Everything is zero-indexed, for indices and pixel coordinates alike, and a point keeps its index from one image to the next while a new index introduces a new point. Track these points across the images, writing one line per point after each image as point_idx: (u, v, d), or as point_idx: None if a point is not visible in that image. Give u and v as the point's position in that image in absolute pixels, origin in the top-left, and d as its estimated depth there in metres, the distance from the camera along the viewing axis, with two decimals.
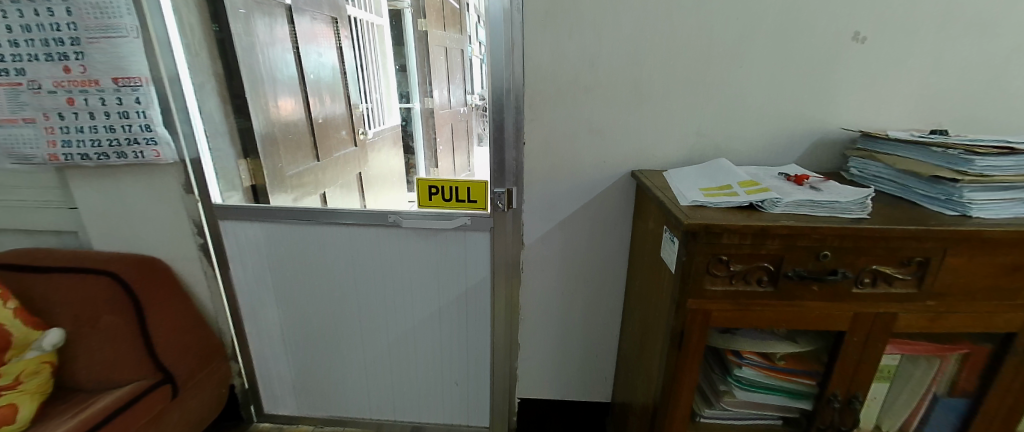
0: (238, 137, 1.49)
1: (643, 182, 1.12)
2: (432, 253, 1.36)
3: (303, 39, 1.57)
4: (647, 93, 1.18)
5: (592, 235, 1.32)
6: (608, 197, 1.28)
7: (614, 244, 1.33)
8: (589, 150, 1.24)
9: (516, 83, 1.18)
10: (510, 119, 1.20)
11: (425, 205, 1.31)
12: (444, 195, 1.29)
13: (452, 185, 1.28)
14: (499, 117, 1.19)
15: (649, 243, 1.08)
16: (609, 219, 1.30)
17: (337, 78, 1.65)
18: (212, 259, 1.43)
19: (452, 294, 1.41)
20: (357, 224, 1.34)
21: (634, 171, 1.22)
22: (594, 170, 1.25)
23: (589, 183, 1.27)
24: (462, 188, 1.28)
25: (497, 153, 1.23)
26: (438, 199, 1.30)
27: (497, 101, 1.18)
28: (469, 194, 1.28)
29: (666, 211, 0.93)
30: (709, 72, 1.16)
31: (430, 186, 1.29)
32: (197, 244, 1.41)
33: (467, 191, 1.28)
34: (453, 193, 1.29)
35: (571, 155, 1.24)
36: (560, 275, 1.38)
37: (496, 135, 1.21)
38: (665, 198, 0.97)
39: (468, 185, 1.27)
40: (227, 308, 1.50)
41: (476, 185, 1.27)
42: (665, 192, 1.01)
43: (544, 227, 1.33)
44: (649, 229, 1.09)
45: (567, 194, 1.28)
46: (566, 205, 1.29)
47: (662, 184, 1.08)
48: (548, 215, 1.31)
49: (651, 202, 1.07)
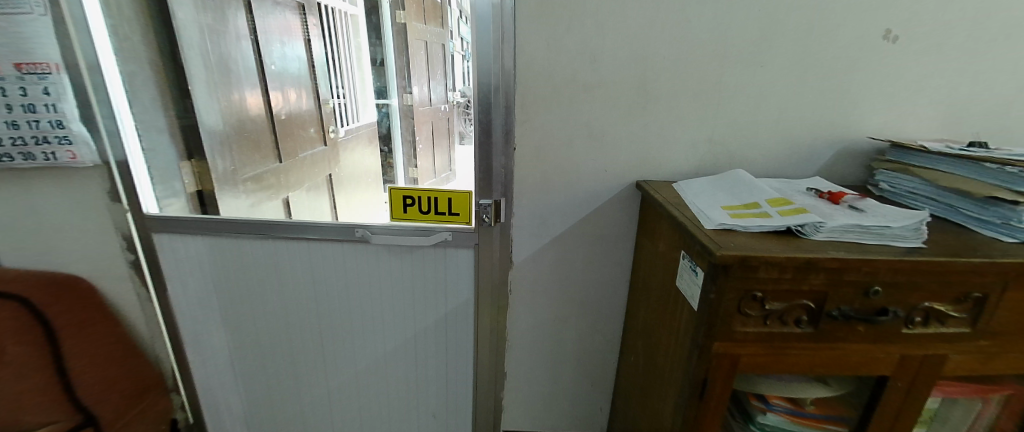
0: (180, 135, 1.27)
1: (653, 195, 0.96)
2: (407, 273, 1.18)
3: (261, 28, 1.40)
4: (656, 93, 1.03)
5: (590, 254, 1.17)
6: (608, 211, 1.13)
7: (613, 263, 1.18)
8: (589, 158, 1.08)
9: (507, 77, 1.01)
10: (497, 120, 1.03)
11: (398, 217, 1.13)
12: (420, 206, 1.11)
13: (429, 196, 1.10)
14: (486, 117, 1.02)
15: (660, 268, 0.93)
16: (609, 236, 1.15)
17: (304, 70, 1.52)
18: (146, 278, 1.22)
19: (429, 319, 1.23)
20: (319, 240, 1.15)
21: (640, 182, 1.07)
22: (594, 181, 1.10)
23: (588, 195, 1.11)
24: (441, 199, 1.10)
25: (483, 160, 1.06)
26: (414, 211, 1.12)
27: (483, 99, 1.01)
28: (450, 206, 1.11)
29: (687, 235, 0.77)
30: (724, 72, 1.02)
31: (404, 196, 1.11)
32: (128, 261, 1.21)
33: (447, 203, 1.10)
34: (431, 205, 1.11)
35: (567, 162, 1.09)
36: (554, 298, 1.22)
37: (481, 138, 1.04)
38: (685, 217, 0.82)
39: (448, 196, 1.10)
40: (166, 334, 1.29)
41: (458, 196, 1.09)
42: (682, 209, 0.86)
43: (535, 244, 1.17)
44: (659, 252, 0.94)
45: (562, 207, 1.13)
46: (560, 219, 1.14)
47: (676, 199, 0.92)
48: (541, 231, 1.15)
49: (664, 219, 0.91)
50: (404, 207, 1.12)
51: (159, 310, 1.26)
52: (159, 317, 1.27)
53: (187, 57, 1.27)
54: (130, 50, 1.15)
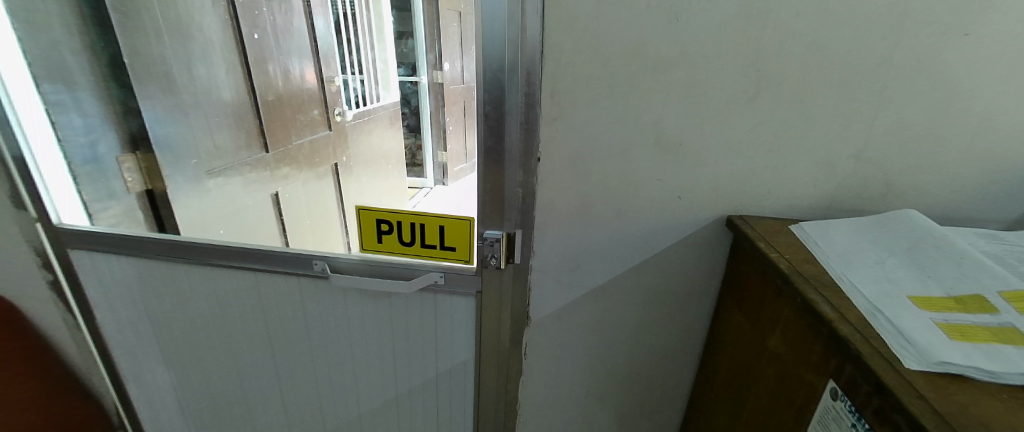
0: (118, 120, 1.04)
1: (767, 254, 0.57)
2: (384, 323, 0.86)
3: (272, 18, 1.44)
4: (772, 79, 0.63)
5: (642, 315, 0.80)
6: (675, 258, 0.75)
7: (677, 330, 0.80)
8: (654, 180, 0.69)
9: (529, 46, 0.63)
10: (514, 113, 0.66)
11: (371, 248, 0.81)
12: (400, 235, 0.78)
13: (412, 221, 0.77)
14: (499, 109, 0.65)
15: (779, 381, 0.55)
16: (674, 292, 0.77)
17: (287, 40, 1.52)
18: (71, 302, 0.97)
19: (414, 381, 0.91)
20: (267, 271, 0.85)
21: (735, 219, 0.68)
22: (658, 215, 0.72)
23: (647, 234, 0.73)
24: (429, 227, 0.76)
25: (490, 175, 0.70)
26: (392, 241, 0.79)
27: (491, 79, 0.64)
28: (442, 237, 0.77)
29: (868, 382, 0.41)
30: (887, 46, 0.61)
31: (377, 220, 0.78)
32: (47, 280, 0.96)
33: (438, 232, 0.77)
34: (415, 234, 0.77)
35: (619, 185, 0.70)
36: (586, 372, 0.86)
37: (489, 140, 0.68)
38: (861, 334, 0.43)
39: (439, 223, 0.76)
40: (103, 367, 1.05)
41: (453, 223, 0.75)
42: (843, 306, 0.47)
43: (561, 300, 0.80)
44: (777, 354, 0.56)
45: (606, 250, 0.75)
46: (602, 265, 0.76)
47: (820, 273, 0.53)
48: (573, 283, 0.78)
49: (792, 304, 0.52)
50: (377, 235, 0.79)
51: (90, 338, 1.01)
52: (92, 347, 1.02)
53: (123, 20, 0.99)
54: (26, 5, 0.86)
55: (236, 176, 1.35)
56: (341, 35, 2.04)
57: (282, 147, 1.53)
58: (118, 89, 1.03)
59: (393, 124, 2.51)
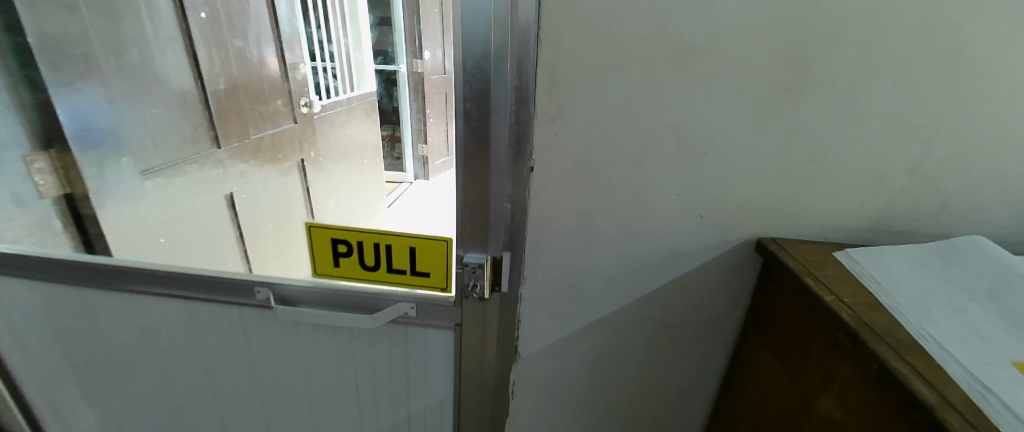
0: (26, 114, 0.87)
1: (823, 297, 0.46)
2: (345, 359, 0.72)
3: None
4: (818, 75, 0.51)
5: (650, 352, 0.68)
6: (691, 287, 0.63)
7: (691, 368, 0.69)
8: (672, 196, 0.57)
9: (520, 27, 0.49)
10: (503, 112, 0.53)
11: (325, 273, 0.67)
12: (362, 258, 0.65)
13: (376, 242, 0.63)
14: (484, 107, 0.52)
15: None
16: (688, 326, 0.66)
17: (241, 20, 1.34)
18: None
19: (382, 423, 0.78)
20: (201, 298, 0.70)
21: (767, 244, 0.57)
22: (673, 237, 0.59)
23: (658, 259, 0.61)
24: (397, 249, 0.63)
25: (472, 188, 0.57)
26: (352, 265, 0.66)
27: (473, 69, 0.51)
28: (413, 261, 0.64)
29: None
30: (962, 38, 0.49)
31: (334, 241, 0.64)
32: None
33: (408, 255, 0.64)
34: (380, 256, 0.64)
35: (628, 203, 0.58)
36: (583, 415, 0.74)
37: (471, 146, 0.55)
38: (978, 428, 0.33)
39: (410, 244, 0.63)
40: (12, 404, 0.89)
41: (427, 245, 0.62)
42: (941, 381, 0.37)
43: (554, 335, 0.68)
44: (834, 422, 0.45)
45: (610, 278, 0.63)
46: (605, 294, 0.64)
47: (894, 327, 0.42)
48: (570, 314, 0.66)
49: (863, 366, 0.42)
50: (334, 257, 0.65)
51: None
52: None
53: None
54: None
55: (182, 175, 1.18)
56: (309, 17, 1.85)
57: (237, 141, 1.36)
58: (24, 76, 0.85)
59: (369, 115, 2.34)
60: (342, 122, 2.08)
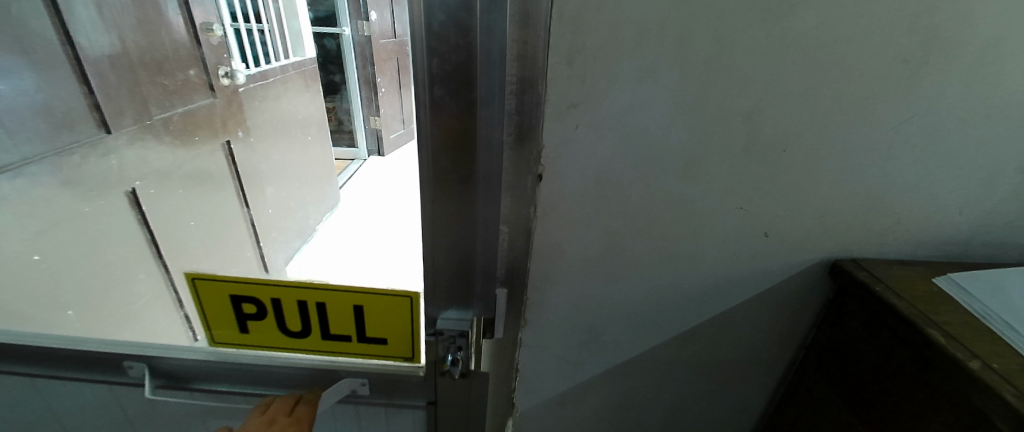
0: None
1: (964, 363, 0.34)
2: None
3: None
4: (948, 42, 0.36)
5: (676, 394, 0.54)
6: (738, 319, 0.49)
7: (725, 409, 0.56)
8: (731, 209, 0.42)
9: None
10: (495, 103, 0.34)
11: (229, 342, 0.51)
12: (281, 320, 0.49)
13: (299, 299, 0.47)
14: (466, 97, 0.33)
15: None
16: (726, 363, 0.52)
17: None
18: None
19: None
20: (49, 377, 0.53)
21: (848, 268, 0.43)
22: (723, 259, 0.45)
23: (701, 287, 0.46)
24: (335, 307, 0.47)
25: (447, 221, 0.39)
26: (267, 329, 0.50)
27: (445, 32, 0.31)
28: (361, 323, 0.47)
29: None
30: None
31: (238, 299, 0.48)
32: None
33: (353, 315, 0.47)
34: (311, 317, 0.48)
35: (671, 220, 0.42)
36: None
37: (444, 159, 0.36)
38: None
39: (355, 302, 0.46)
40: None
41: (378, 302, 0.45)
42: None
43: (563, 383, 0.53)
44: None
45: (636, 314, 0.48)
46: (629, 335, 0.49)
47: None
48: (583, 359, 0.51)
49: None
50: (238, 321, 0.50)
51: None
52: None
53: None
54: None
55: (60, 172, 0.90)
56: None
57: (133, 122, 1.08)
58: None
59: (307, 86, 2.05)
60: (277, 94, 1.80)
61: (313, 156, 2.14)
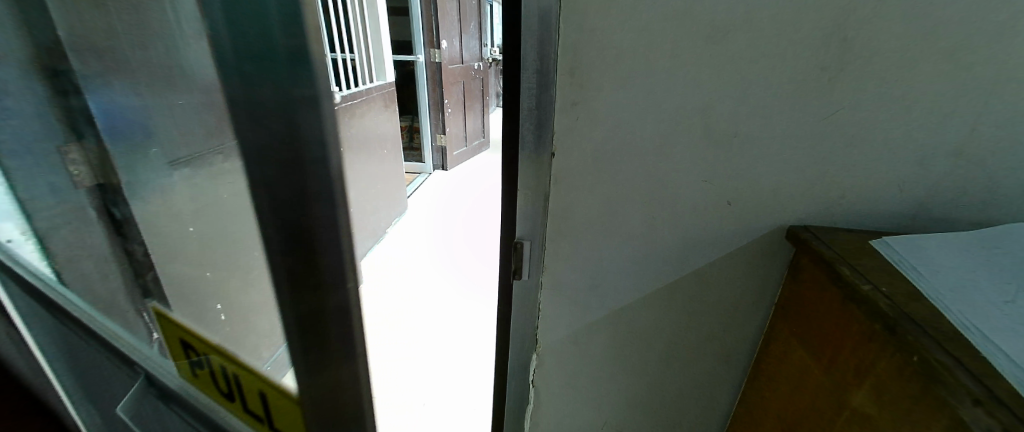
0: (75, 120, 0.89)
1: (859, 287, 0.45)
2: None
3: None
4: (854, 54, 0.49)
5: (670, 339, 0.67)
6: (714, 275, 0.62)
7: (712, 359, 0.68)
8: (698, 181, 0.56)
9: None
10: (334, 225, 0.30)
11: (183, 376, 0.53)
12: (216, 382, 0.48)
13: (227, 365, 0.45)
14: (304, 216, 0.28)
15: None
16: (709, 314, 0.65)
17: None
18: None
19: None
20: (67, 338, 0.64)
21: (797, 232, 0.55)
22: (697, 222, 0.58)
23: (682, 245, 0.60)
24: (248, 387, 0.43)
25: (320, 379, 0.33)
26: (205, 383, 0.50)
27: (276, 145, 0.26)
28: (269, 412, 0.42)
29: None
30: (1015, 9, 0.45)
31: (187, 345, 0.50)
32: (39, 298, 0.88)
33: (261, 402, 0.42)
34: (234, 387, 0.45)
35: (651, 189, 0.56)
36: (603, 405, 0.74)
37: (298, 296, 0.30)
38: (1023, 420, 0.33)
39: (262, 389, 0.41)
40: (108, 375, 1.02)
41: (277, 397, 0.40)
42: (984, 373, 0.36)
43: (575, 323, 0.68)
44: (863, 413, 0.45)
45: (630, 266, 0.62)
46: (627, 283, 0.63)
47: (935, 320, 0.40)
48: (590, 304, 0.66)
49: (902, 360, 0.42)
50: (188, 364, 0.51)
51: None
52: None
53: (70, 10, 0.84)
54: None
55: None
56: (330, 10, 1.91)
57: None
58: None
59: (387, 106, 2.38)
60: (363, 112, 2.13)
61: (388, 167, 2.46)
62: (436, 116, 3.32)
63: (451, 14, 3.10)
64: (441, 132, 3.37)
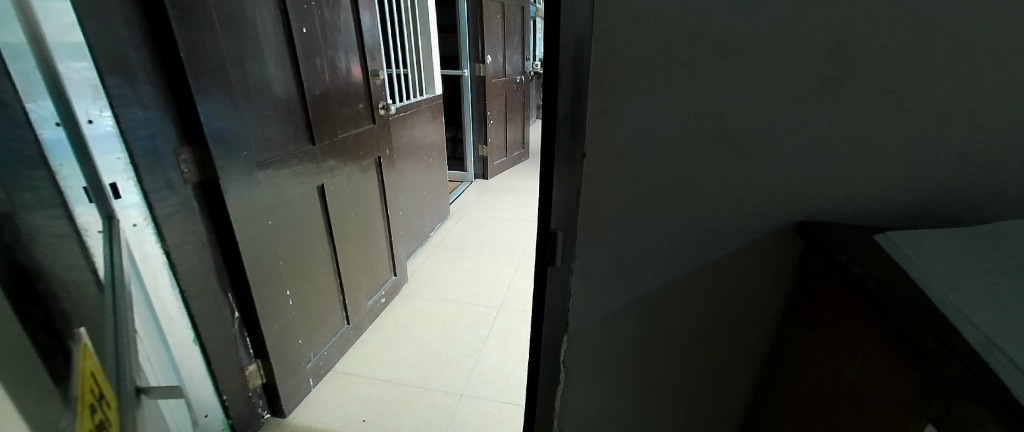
0: (186, 128, 1.08)
1: (852, 270, 0.51)
2: None
3: (326, 19, 1.49)
4: (851, 69, 0.56)
5: (691, 324, 0.74)
6: (731, 266, 0.68)
7: (730, 346, 0.74)
8: (714, 179, 0.63)
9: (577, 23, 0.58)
10: None
11: None
12: None
13: None
14: None
15: (860, 415, 0.50)
16: (727, 303, 0.71)
17: (335, 31, 1.55)
18: (157, 295, 1.07)
19: None
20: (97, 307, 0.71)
21: (806, 227, 0.62)
22: (713, 217, 0.66)
23: (700, 236, 0.67)
24: None
25: None
26: None
27: None
28: None
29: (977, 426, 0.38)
30: (1000, 29, 0.51)
31: None
32: (154, 277, 1.05)
33: None
34: None
35: (671, 187, 0.65)
36: (628, 387, 0.82)
37: None
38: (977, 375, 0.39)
39: None
40: (201, 347, 1.20)
41: None
42: (951, 339, 0.42)
43: (603, 308, 0.76)
44: (856, 385, 0.51)
45: (652, 255, 0.70)
46: (650, 271, 0.71)
47: (917, 298, 0.47)
48: (616, 290, 0.74)
49: (887, 333, 0.48)
50: None
51: (182, 312, 1.13)
52: (179, 327, 1.14)
53: (187, 37, 1.02)
54: (106, 38, 0.90)
55: (285, 168, 1.37)
56: (388, 32, 2.11)
57: (327, 140, 1.55)
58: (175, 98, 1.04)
59: (434, 117, 2.55)
60: (414, 123, 2.30)
61: (434, 175, 2.62)
62: (479, 127, 3.48)
63: (496, 30, 3.27)
64: (482, 143, 3.54)
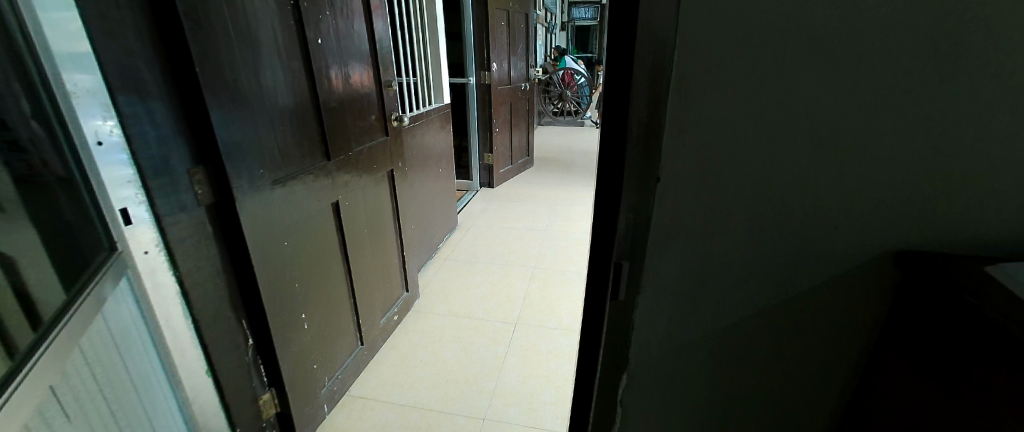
0: (201, 147, 1.01)
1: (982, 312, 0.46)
2: None
3: (341, 30, 1.44)
4: (966, 88, 0.50)
5: (765, 361, 0.68)
6: (815, 299, 0.62)
7: (808, 385, 0.67)
8: (802, 203, 0.57)
9: (658, 35, 0.52)
10: None
11: None
12: None
13: None
14: None
15: None
16: (807, 338, 0.65)
17: (349, 42, 1.49)
18: (167, 325, 0.99)
19: None
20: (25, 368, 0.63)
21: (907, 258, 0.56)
22: (797, 247, 0.60)
23: (781, 268, 0.61)
24: None
25: None
26: None
27: None
28: None
29: None
30: None
31: None
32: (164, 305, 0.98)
33: None
34: None
35: (753, 214, 0.59)
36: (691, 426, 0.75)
37: None
38: None
39: None
40: (217, 379, 1.12)
41: None
42: None
43: (668, 342, 0.70)
44: None
45: (726, 288, 0.64)
46: (722, 303, 0.65)
47: None
48: (684, 324, 0.68)
49: None
50: None
51: (194, 343, 1.05)
52: (191, 358, 1.06)
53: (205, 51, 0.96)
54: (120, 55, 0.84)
55: (301, 185, 1.31)
56: (399, 41, 2.05)
57: (342, 154, 1.49)
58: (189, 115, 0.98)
59: (443, 127, 2.49)
60: (424, 134, 2.25)
61: (443, 187, 2.56)
62: (484, 136, 3.42)
63: (501, 37, 3.22)
64: (488, 151, 3.49)
